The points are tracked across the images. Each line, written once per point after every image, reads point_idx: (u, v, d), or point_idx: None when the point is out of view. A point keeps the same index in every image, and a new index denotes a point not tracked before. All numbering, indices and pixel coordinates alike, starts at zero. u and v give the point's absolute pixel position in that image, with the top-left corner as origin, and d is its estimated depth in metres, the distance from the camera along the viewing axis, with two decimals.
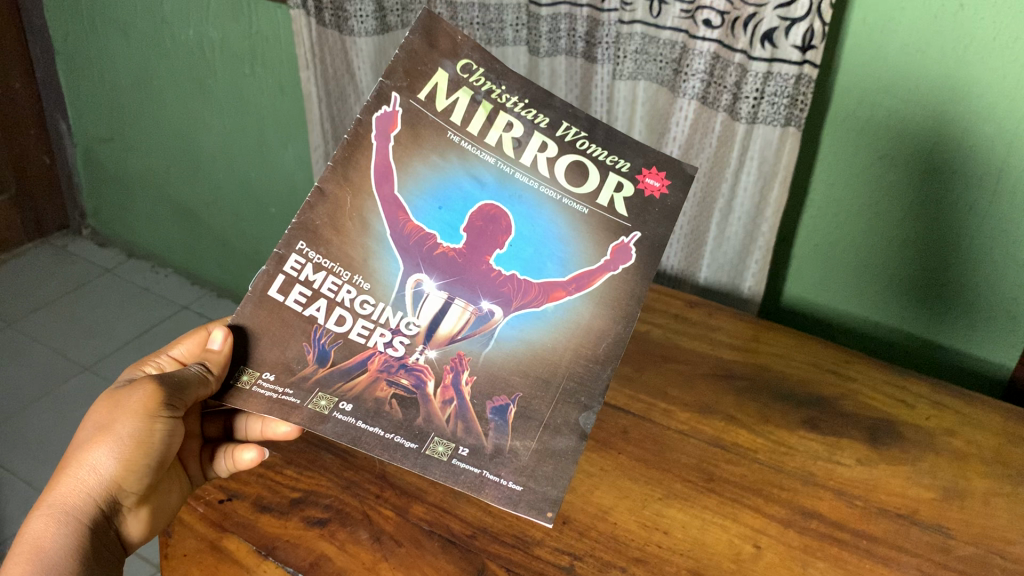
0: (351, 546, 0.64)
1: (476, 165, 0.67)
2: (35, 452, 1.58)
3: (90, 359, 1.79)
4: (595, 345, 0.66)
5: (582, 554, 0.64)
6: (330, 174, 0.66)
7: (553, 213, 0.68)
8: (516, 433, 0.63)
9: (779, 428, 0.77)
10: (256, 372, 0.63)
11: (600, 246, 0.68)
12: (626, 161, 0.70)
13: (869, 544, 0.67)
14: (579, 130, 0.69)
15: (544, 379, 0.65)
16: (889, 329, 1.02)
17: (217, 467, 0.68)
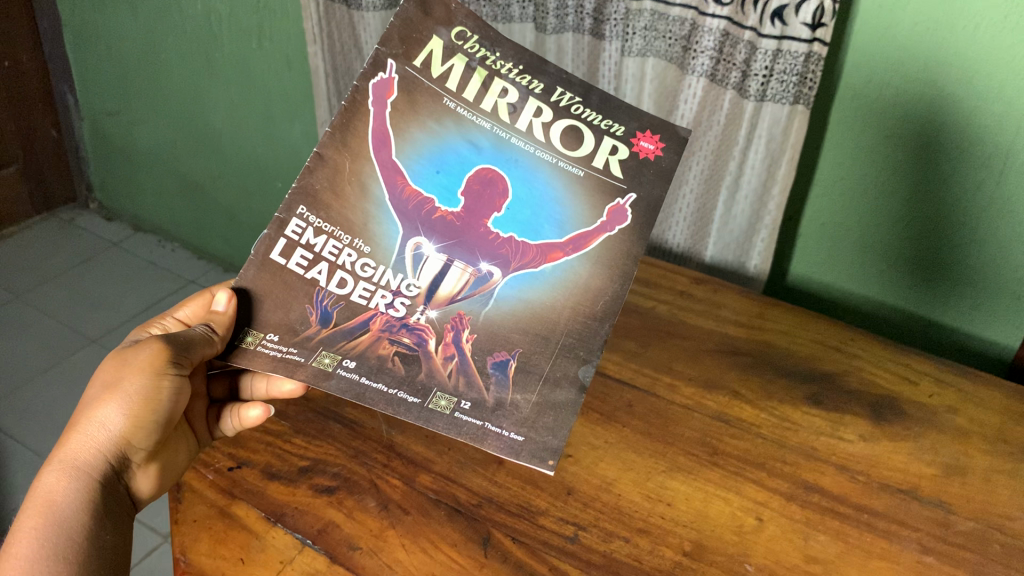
0: (358, 513, 0.64)
1: (472, 130, 0.68)
2: (43, 423, 1.59)
3: (97, 332, 1.80)
4: (592, 303, 0.67)
5: (586, 525, 0.65)
6: (328, 140, 0.67)
7: (550, 175, 0.69)
8: (517, 388, 0.64)
9: (782, 404, 0.77)
10: (260, 333, 0.63)
11: (596, 207, 0.69)
12: (621, 125, 0.70)
13: (871, 518, 0.68)
14: (573, 95, 0.70)
15: (543, 337, 0.66)
16: (894, 308, 1.03)
17: (224, 426, 0.69)
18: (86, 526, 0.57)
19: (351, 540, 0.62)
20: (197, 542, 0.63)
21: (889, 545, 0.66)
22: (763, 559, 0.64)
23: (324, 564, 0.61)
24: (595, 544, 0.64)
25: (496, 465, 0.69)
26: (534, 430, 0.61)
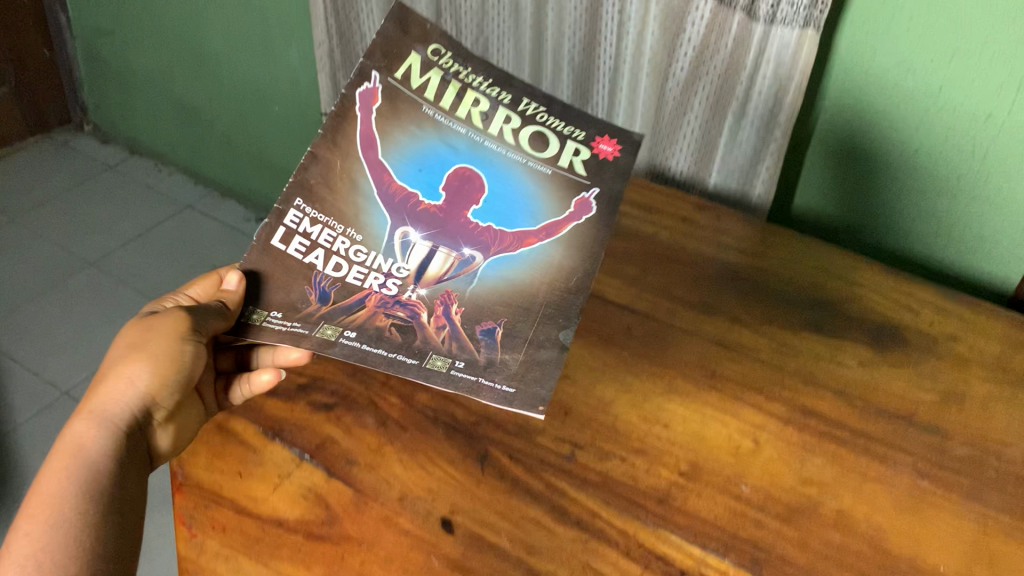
0: (356, 430, 0.64)
1: (449, 133, 0.76)
2: (41, 346, 1.59)
3: (94, 257, 1.79)
4: (567, 280, 0.72)
5: (583, 444, 0.65)
6: (320, 139, 0.73)
7: (521, 175, 0.76)
8: (505, 349, 0.66)
9: (783, 329, 0.77)
10: (264, 312, 0.66)
11: (565, 201, 0.76)
12: (582, 131, 0.80)
13: (867, 443, 0.68)
14: (538, 105, 0.80)
15: (524, 307, 0.70)
16: (897, 239, 1.02)
17: (233, 397, 0.66)
18: (97, 474, 0.56)
19: (348, 456, 0.62)
20: None
21: (885, 469, 0.66)
22: (758, 480, 0.64)
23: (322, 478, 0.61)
24: (592, 463, 0.64)
25: None
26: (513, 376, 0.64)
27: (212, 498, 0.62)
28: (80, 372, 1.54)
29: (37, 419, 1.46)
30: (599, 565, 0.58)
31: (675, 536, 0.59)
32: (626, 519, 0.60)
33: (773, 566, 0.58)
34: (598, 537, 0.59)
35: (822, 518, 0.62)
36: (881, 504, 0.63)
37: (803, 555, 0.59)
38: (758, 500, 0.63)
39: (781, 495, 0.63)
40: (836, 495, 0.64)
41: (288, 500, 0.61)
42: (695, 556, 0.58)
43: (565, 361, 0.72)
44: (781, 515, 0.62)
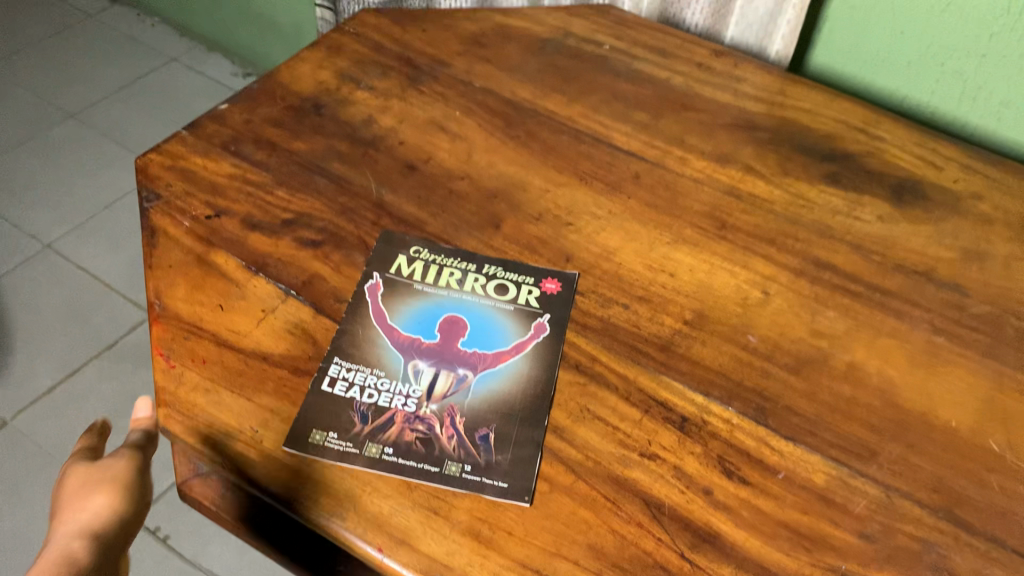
0: (346, 268, 0.61)
1: (444, 219, 0.66)
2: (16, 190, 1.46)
3: (76, 106, 1.63)
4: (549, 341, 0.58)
5: (583, 290, 0.62)
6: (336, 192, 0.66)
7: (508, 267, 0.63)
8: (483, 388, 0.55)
9: (799, 181, 0.73)
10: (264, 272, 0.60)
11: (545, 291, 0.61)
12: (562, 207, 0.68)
13: (882, 298, 0.64)
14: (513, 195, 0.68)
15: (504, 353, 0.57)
16: (917, 106, 0.91)
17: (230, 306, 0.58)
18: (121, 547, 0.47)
19: (337, 294, 0.59)
20: (173, 288, 0.59)
21: (900, 325, 0.63)
22: (767, 332, 0.61)
23: (308, 314, 0.58)
24: (593, 310, 0.61)
25: (491, 230, 0.65)
26: (524, 324, 0.59)
27: (192, 328, 0.57)
28: (63, 225, 1.41)
29: (18, 272, 1.34)
30: (597, 410, 0.55)
31: (678, 383, 0.57)
32: (627, 365, 0.57)
33: (780, 416, 0.56)
34: (597, 382, 0.56)
35: (832, 371, 0.59)
36: (894, 360, 0.61)
37: (811, 407, 0.57)
38: (766, 351, 0.60)
39: (790, 346, 0.60)
40: (848, 349, 0.61)
41: (273, 335, 0.56)
42: (699, 404, 0.56)
43: (567, 207, 0.68)
44: (789, 366, 0.59)
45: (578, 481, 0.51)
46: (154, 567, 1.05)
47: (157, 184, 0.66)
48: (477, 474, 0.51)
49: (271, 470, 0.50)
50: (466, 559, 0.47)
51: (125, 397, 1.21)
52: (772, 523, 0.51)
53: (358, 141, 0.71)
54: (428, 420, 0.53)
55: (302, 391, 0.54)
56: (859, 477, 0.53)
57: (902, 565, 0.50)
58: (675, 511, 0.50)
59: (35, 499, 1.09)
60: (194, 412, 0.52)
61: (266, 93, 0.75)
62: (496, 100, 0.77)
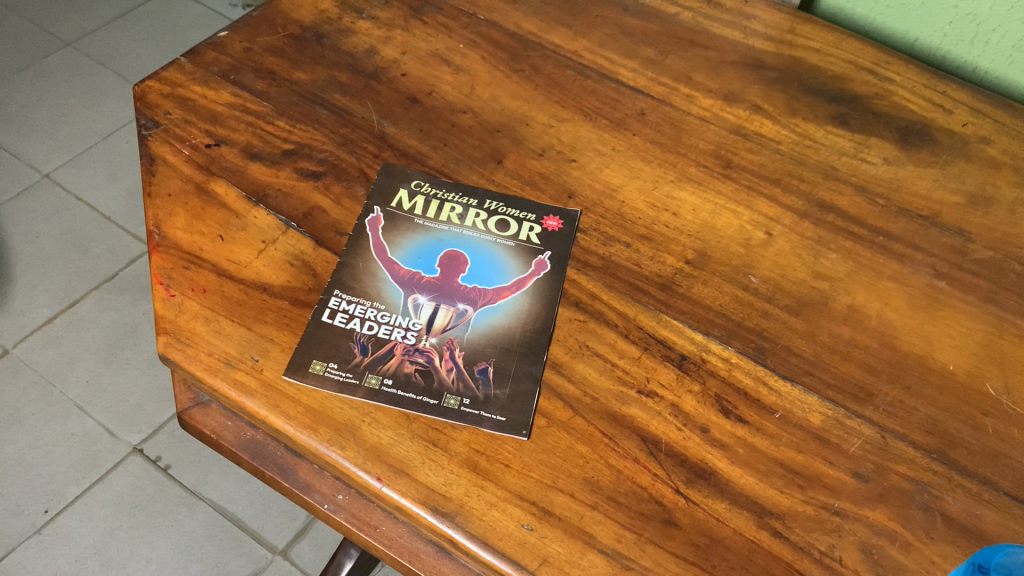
0: (346, 201, 0.61)
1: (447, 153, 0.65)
2: (12, 121, 1.44)
3: (72, 36, 1.60)
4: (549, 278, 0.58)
5: (585, 228, 0.61)
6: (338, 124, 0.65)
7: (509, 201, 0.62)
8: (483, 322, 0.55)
9: (806, 122, 0.72)
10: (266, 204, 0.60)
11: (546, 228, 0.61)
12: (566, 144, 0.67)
13: (885, 241, 0.64)
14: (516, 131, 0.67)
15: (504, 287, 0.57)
16: (928, 47, 0.88)
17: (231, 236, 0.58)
18: None
19: (337, 226, 0.59)
20: (172, 216, 0.59)
21: (902, 268, 0.63)
22: (769, 273, 0.61)
23: (308, 246, 0.58)
24: (594, 247, 0.60)
25: (494, 165, 0.65)
26: (525, 260, 0.59)
27: (191, 257, 0.57)
28: (61, 154, 1.40)
29: (17, 201, 1.33)
30: (596, 347, 0.55)
31: (678, 322, 0.57)
32: (627, 303, 0.57)
33: (778, 356, 0.56)
34: (596, 319, 0.56)
35: (833, 313, 0.59)
36: (895, 303, 0.61)
37: (809, 348, 0.57)
38: (767, 292, 0.60)
39: (791, 287, 0.60)
40: (849, 291, 0.61)
41: (273, 266, 0.56)
42: (698, 343, 0.56)
43: (570, 144, 0.67)
44: (789, 307, 0.59)
45: (576, 416, 0.51)
46: (155, 495, 1.07)
47: (155, 111, 0.65)
48: (475, 407, 0.51)
49: (272, 399, 0.50)
50: (463, 489, 0.48)
51: (125, 329, 1.21)
52: (768, 460, 0.51)
53: (359, 72, 0.70)
54: (427, 352, 0.53)
55: (302, 321, 0.54)
56: (855, 418, 0.54)
57: (893, 504, 0.50)
58: (671, 447, 0.51)
59: (37, 426, 1.11)
60: (195, 341, 0.52)
61: (266, 21, 0.73)
62: (500, 32, 0.75)
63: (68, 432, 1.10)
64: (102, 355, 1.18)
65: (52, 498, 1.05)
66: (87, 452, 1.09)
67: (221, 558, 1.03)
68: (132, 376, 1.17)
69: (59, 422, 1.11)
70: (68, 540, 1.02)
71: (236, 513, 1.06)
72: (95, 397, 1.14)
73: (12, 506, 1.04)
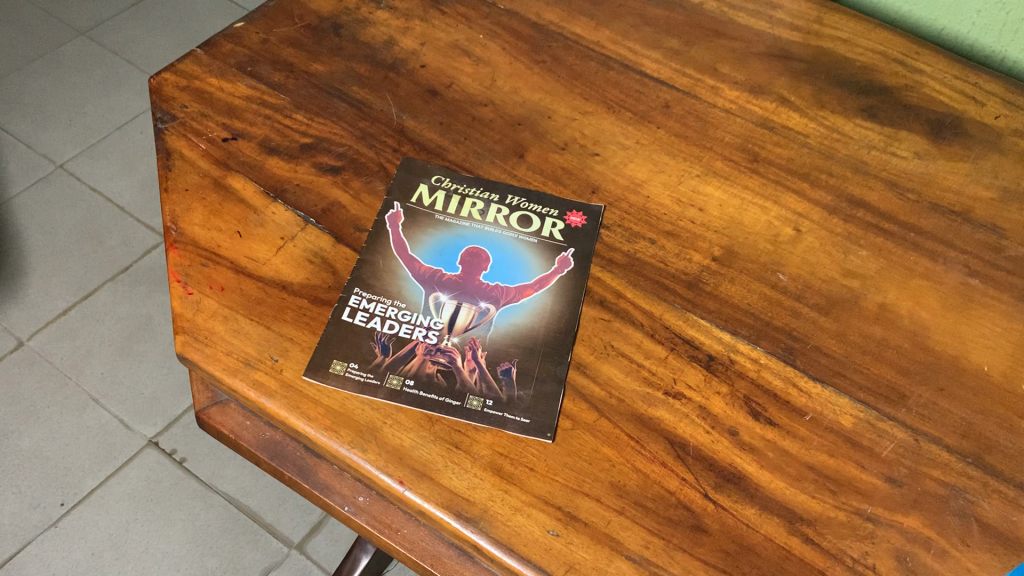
0: (366, 196, 0.59)
1: (468, 148, 0.64)
2: (27, 110, 1.43)
3: (86, 25, 1.59)
4: (573, 276, 0.57)
5: (609, 224, 0.60)
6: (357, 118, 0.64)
7: (531, 196, 0.61)
8: (505, 321, 0.54)
9: (834, 115, 0.70)
10: (284, 200, 0.59)
11: (569, 225, 0.60)
12: (588, 139, 0.66)
13: (917, 238, 0.62)
14: (538, 126, 0.66)
15: (526, 286, 0.56)
16: (955, 37, 0.86)
17: (248, 234, 0.57)
18: None
19: (356, 222, 0.58)
20: (189, 212, 0.58)
21: (933, 266, 0.61)
22: (798, 270, 0.59)
23: (328, 243, 0.56)
24: (619, 244, 0.59)
25: (515, 159, 0.63)
26: (548, 257, 0.58)
27: (209, 254, 0.56)
28: (75, 145, 1.40)
29: (31, 192, 1.33)
30: (622, 347, 0.53)
31: (705, 321, 0.55)
32: (652, 301, 0.56)
33: (808, 356, 0.55)
34: (621, 318, 0.55)
35: (863, 312, 0.58)
36: (927, 301, 0.59)
37: (840, 348, 0.56)
38: (796, 290, 0.58)
39: (820, 285, 0.59)
40: (880, 288, 0.59)
41: (292, 264, 0.55)
42: (726, 343, 0.54)
43: (593, 137, 0.66)
44: (819, 306, 0.58)
45: (602, 419, 0.50)
46: (171, 489, 1.06)
47: (171, 104, 0.64)
48: (498, 409, 0.50)
49: (291, 400, 0.49)
50: (487, 494, 0.47)
51: (140, 321, 1.21)
52: (798, 464, 0.50)
53: (378, 64, 0.68)
54: (449, 352, 0.52)
55: (322, 320, 0.53)
56: (888, 421, 0.52)
57: (928, 509, 0.49)
58: (699, 450, 0.50)
59: (52, 419, 1.10)
60: (213, 340, 0.52)
61: (283, 12, 0.72)
62: (520, 23, 0.74)
63: (84, 425, 1.10)
64: (117, 347, 1.18)
65: (68, 490, 1.05)
66: (102, 444, 1.09)
67: (237, 552, 1.02)
68: (148, 369, 1.16)
69: (75, 415, 1.11)
70: (84, 533, 1.02)
71: (251, 507, 1.06)
72: (111, 390, 1.14)
73: (28, 499, 1.03)
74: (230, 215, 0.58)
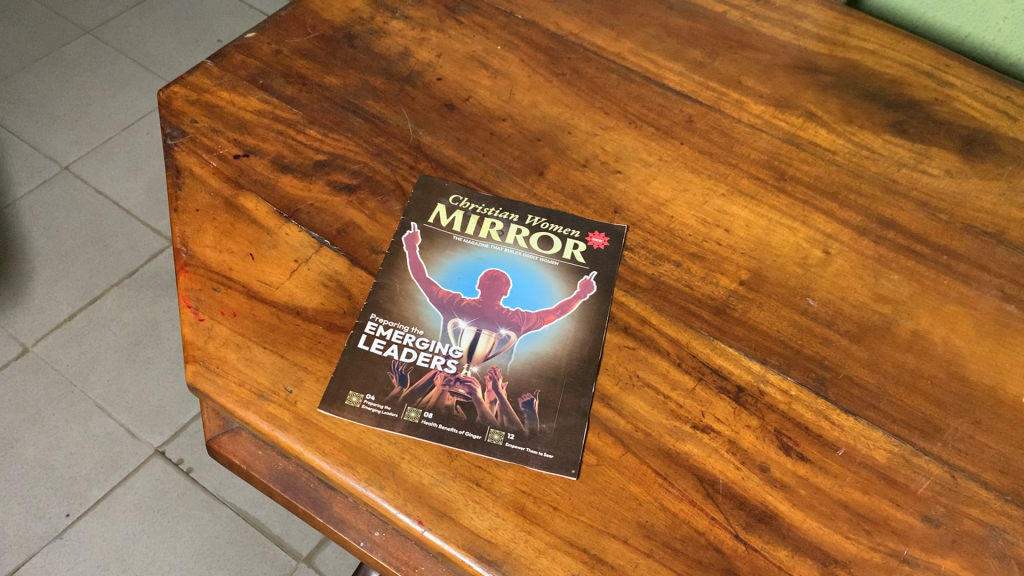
0: (382, 216, 0.58)
1: (487, 165, 0.62)
2: (32, 110, 1.42)
3: (91, 23, 1.57)
4: (595, 303, 0.55)
5: (633, 246, 0.58)
6: (373, 135, 0.62)
7: (553, 216, 0.59)
8: (524, 349, 0.52)
9: (862, 130, 0.68)
10: (297, 221, 0.57)
11: (592, 249, 0.58)
12: (609, 156, 0.64)
13: (950, 260, 0.60)
14: (557, 142, 0.64)
15: (548, 312, 0.54)
16: (984, 46, 0.83)
17: (261, 256, 0.55)
18: None
19: (373, 244, 0.56)
20: (200, 233, 0.56)
21: (968, 290, 0.58)
22: (828, 294, 0.57)
23: (343, 266, 0.55)
24: (643, 267, 0.57)
25: (535, 177, 0.61)
26: (569, 281, 0.56)
27: (220, 278, 0.54)
28: (81, 146, 1.38)
29: (37, 194, 1.31)
30: (648, 377, 0.52)
31: (733, 349, 0.54)
32: (679, 328, 0.54)
33: (840, 387, 0.53)
34: (647, 346, 0.53)
35: (896, 339, 0.55)
36: (961, 328, 0.56)
37: (872, 377, 0.53)
38: (826, 317, 0.56)
39: (852, 311, 0.57)
40: (912, 314, 0.57)
41: (306, 288, 0.53)
42: (756, 373, 0.53)
43: (615, 153, 0.64)
44: (851, 333, 0.55)
45: (628, 455, 0.48)
46: (177, 499, 1.05)
47: (181, 119, 0.62)
48: (521, 443, 0.48)
49: (307, 434, 0.47)
50: (510, 535, 0.45)
51: (147, 326, 1.19)
52: (831, 503, 0.48)
53: (393, 76, 0.66)
54: (469, 383, 0.50)
55: (338, 348, 0.51)
56: (923, 456, 0.50)
57: (967, 551, 0.47)
58: (729, 488, 0.48)
59: (57, 427, 1.09)
60: (225, 370, 0.50)
61: (295, 21, 0.70)
62: (539, 33, 0.72)
63: (90, 433, 1.09)
64: (123, 353, 1.16)
65: (73, 500, 1.03)
66: (108, 454, 1.07)
67: (244, 565, 1.01)
68: (154, 375, 1.15)
69: (80, 423, 1.09)
70: (90, 544, 1.00)
71: (259, 518, 1.04)
72: (117, 397, 1.12)
73: (32, 509, 1.02)
74: (243, 237, 0.56)
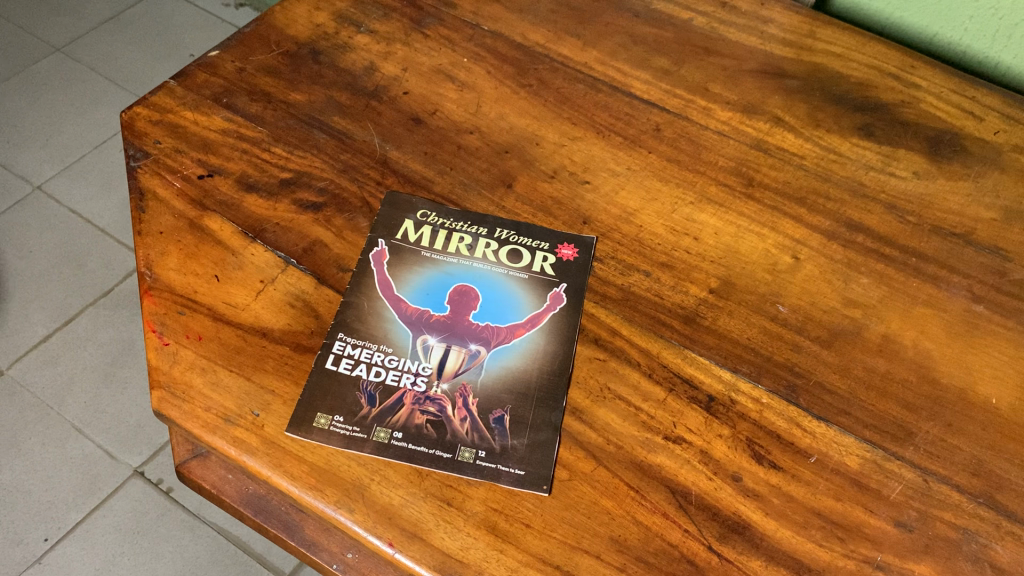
0: (349, 233, 0.57)
1: (455, 181, 0.61)
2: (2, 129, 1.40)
3: (62, 41, 1.56)
4: (566, 317, 0.54)
5: (602, 257, 0.58)
6: (341, 152, 0.62)
7: (523, 227, 0.59)
8: (494, 364, 0.52)
9: (829, 134, 0.68)
10: (262, 242, 0.56)
11: (563, 263, 0.57)
12: (576, 167, 0.63)
13: (918, 263, 0.60)
14: (525, 155, 0.64)
15: (518, 327, 0.54)
16: (950, 46, 0.83)
17: (227, 278, 0.54)
18: None
19: (340, 262, 0.56)
20: (164, 256, 0.55)
21: (937, 292, 0.59)
22: (798, 300, 0.57)
23: (309, 285, 0.54)
24: (613, 277, 0.57)
25: (503, 189, 0.61)
26: (539, 294, 0.56)
27: (186, 301, 0.53)
28: (52, 165, 1.36)
29: (9, 215, 1.30)
30: (619, 389, 0.51)
31: (704, 358, 0.53)
32: (649, 338, 0.54)
33: (811, 394, 0.53)
34: (618, 358, 0.53)
35: (866, 344, 0.55)
36: (931, 330, 0.57)
37: (843, 383, 0.53)
38: (797, 323, 0.56)
39: (821, 317, 0.57)
40: (883, 319, 0.57)
41: (272, 309, 0.53)
42: (726, 382, 0.52)
43: (583, 164, 0.64)
44: (821, 339, 0.55)
45: (599, 468, 0.48)
46: (158, 520, 1.04)
47: (144, 140, 0.61)
48: (492, 461, 0.48)
49: (274, 458, 0.47)
50: (482, 554, 0.45)
51: (123, 346, 1.18)
52: (804, 511, 0.48)
53: (359, 91, 0.66)
54: (439, 401, 0.50)
55: (306, 369, 0.50)
56: (895, 461, 0.50)
57: (940, 556, 0.47)
58: (702, 499, 0.48)
59: (34, 451, 1.07)
60: (191, 396, 0.49)
61: (260, 38, 0.70)
62: (505, 45, 0.71)
63: (67, 456, 1.07)
64: (100, 374, 1.15)
65: (51, 525, 1.02)
66: (87, 476, 1.06)
67: None
68: (131, 396, 1.13)
69: (57, 446, 1.08)
70: (68, 567, 0.99)
71: (240, 536, 1.03)
72: (94, 419, 1.11)
73: (10, 534, 1.00)
74: (208, 259, 0.55)
